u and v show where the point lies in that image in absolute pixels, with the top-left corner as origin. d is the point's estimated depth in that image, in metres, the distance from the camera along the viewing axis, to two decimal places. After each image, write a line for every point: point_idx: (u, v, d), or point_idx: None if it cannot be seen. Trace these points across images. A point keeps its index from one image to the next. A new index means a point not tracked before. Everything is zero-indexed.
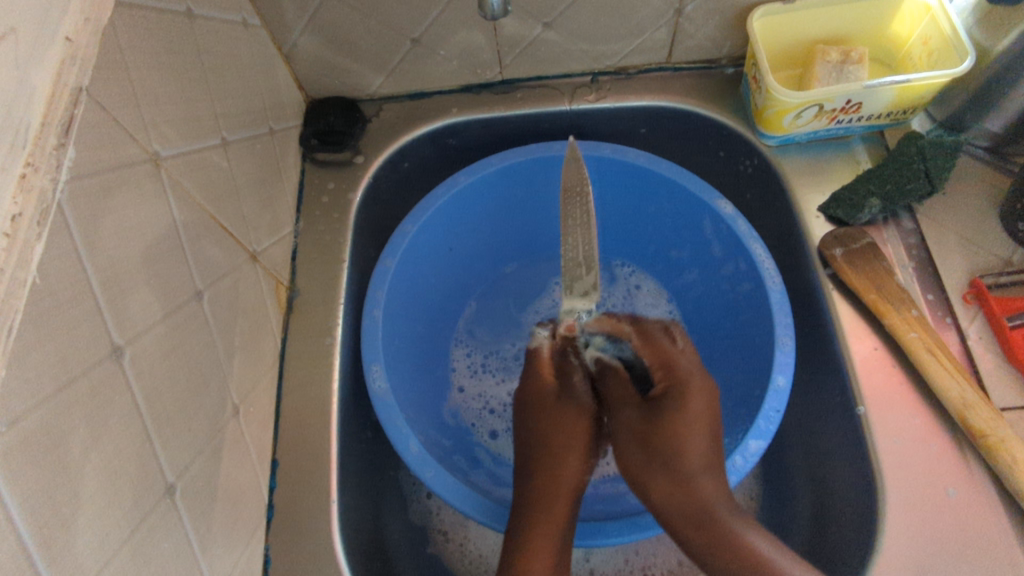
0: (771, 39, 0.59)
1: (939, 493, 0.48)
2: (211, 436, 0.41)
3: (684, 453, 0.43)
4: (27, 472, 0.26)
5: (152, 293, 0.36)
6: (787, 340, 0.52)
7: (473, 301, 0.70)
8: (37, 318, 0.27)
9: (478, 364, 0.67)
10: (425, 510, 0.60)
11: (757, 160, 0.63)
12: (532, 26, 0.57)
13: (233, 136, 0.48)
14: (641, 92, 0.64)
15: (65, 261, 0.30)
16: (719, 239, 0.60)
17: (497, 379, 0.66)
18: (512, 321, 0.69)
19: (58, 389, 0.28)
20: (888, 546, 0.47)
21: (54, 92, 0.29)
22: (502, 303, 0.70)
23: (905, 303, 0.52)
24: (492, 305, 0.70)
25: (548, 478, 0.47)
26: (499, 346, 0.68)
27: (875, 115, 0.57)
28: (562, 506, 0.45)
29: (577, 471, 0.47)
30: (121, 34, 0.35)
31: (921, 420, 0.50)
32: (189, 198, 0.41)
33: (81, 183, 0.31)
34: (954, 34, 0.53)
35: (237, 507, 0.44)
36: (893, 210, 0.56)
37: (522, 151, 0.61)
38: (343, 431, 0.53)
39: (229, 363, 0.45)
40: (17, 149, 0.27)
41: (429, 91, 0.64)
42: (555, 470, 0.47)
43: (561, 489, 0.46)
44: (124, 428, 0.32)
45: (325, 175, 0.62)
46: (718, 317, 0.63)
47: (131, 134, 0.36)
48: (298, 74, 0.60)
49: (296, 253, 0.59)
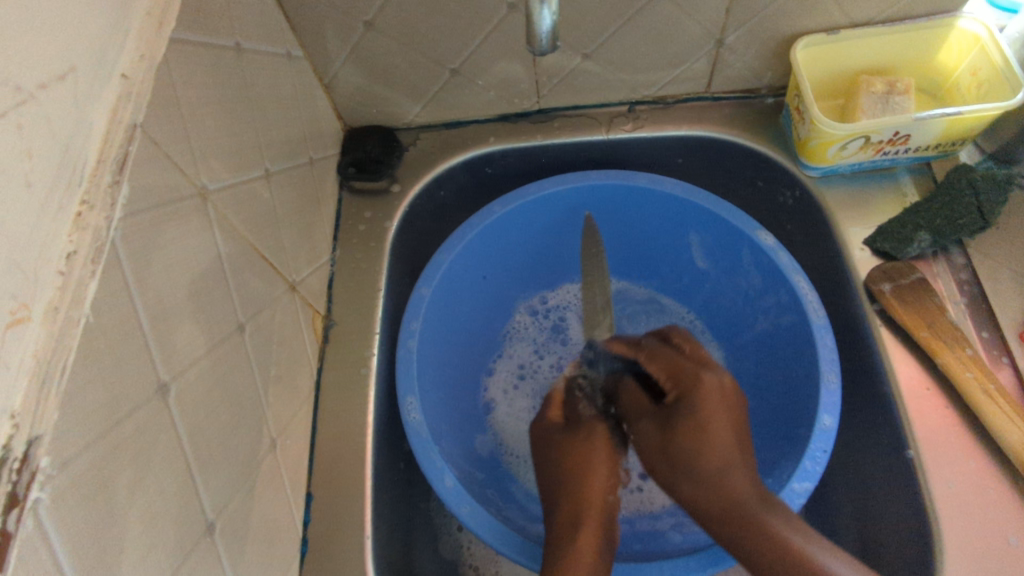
0: (813, 71, 0.58)
1: (1000, 543, 0.46)
2: (249, 470, 0.40)
3: (771, 540, 0.41)
4: (76, 514, 0.26)
5: (197, 327, 0.36)
6: (832, 377, 0.51)
7: (518, 317, 0.69)
8: (88, 356, 0.27)
9: (516, 381, 0.66)
10: (457, 544, 0.60)
11: (798, 192, 0.62)
12: (572, 57, 0.57)
13: (275, 166, 0.49)
14: (678, 121, 0.63)
15: (116, 296, 0.29)
16: (760, 272, 0.58)
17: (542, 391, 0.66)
18: (557, 330, 0.69)
19: (106, 429, 0.28)
20: (949, 537, 0.47)
21: (110, 130, 0.30)
22: (532, 328, 0.69)
23: (959, 341, 0.50)
24: (523, 334, 0.69)
25: (574, 507, 0.48)
26: (548, 358, 0.67)
27: (923, 146, 0.55)
28: (588, 541, 0.45)
29: (602, 489, 0.49)
30: (174, 71, 0.36)
31: (977, 465, 0.48)
32: (234, 230, 0.41)
33: (134, 218, 0.31)
34: (1006, 65, 0.52)
35: (273, 543, 0.43)
36: (942, 244, 0.54)
37: (559, 180, 0.61)
38: (378, 465, 0.53)
39: (267, 396, 0.44)
40: (73, 188, 0.27)
41: (466, 121, 0.64)
42: (583, 489, 0.49)
43: (590, 515, 0.47)
44: (168, 467, 0.32)
45: (363, 204, 0.63)
46: (759, 350, 0.61)
47: (182, 169, 0.36)
48: (337, 103, 0.60)
49: (334, 281, 0.59)
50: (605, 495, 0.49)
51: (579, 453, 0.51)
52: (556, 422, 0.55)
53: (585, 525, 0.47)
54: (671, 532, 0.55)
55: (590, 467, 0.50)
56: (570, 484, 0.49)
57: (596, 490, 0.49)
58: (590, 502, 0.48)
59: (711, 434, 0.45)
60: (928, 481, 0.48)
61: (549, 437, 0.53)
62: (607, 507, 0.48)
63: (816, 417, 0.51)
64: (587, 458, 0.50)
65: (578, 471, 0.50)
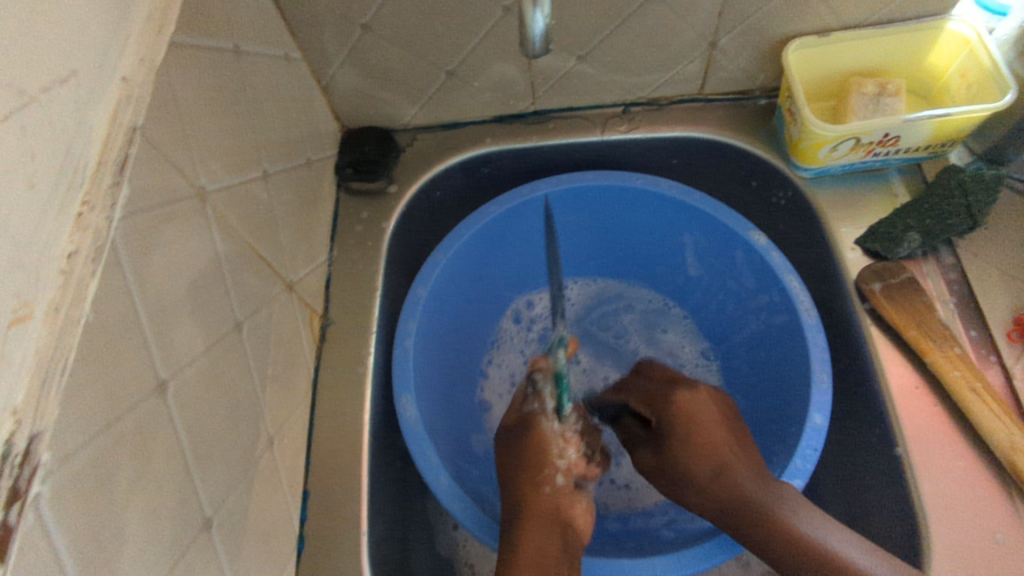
0: (805, 72, 0.58)
1: (987, 539, 0.47)
2: (246, 467, 0.41)
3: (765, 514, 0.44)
4: (77, 508, 0.27)
5: (195, 326, 0.37)
6: (824, 376, 0.52)
7: (504, 324, 0.69)
8: (87, 354, 0.28)
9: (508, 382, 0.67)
10: (452, 541, 0.60)
11: (791, 192, 0.62)
12: (567, 59, 0.58)
13: (273, 167, 0.49)
14: (672, 123, 0.64)
15: (116, 295, 0.30)
16: (753, 272, 0.59)
17: None
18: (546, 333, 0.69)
19: (106, 426, 0.29)
20: (937, 534, 0.47)
21: (111, 132, 0.30)
22: (523, 329, 0.69)
23: (947, 341, 0.51)
24: (515, 335, 0.69)
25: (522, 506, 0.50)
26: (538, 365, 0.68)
27: (913, 148, 0.56)
28: (533, 542, 0.47)
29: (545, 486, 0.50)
30: (174, 74, 0.36)
31: (965, 463, 0.49)
32: (231, 231, 0.42)
33: (133, 220, 0.32)
34: (994, 67, 0.52)
35: (269, 539, 0.44)
36: (932, 245, 0.55)
37: (554, 181, 0.61)
38: (374, 463, 0.53)
39: (264, 395, 0.45)
40: (74, 189, 0.28)
41: (462, 122, 0.65)
42: (532, 491, 0.50)
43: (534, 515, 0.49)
44: (167, 463, 0.33)
45: (360, 205, 0.63)
46: (752, 349, 0.62)
47: (181, 170, 0.36)
48: (335, 105, 0.61)
49: (331, 281, 0.60)
50: (549, 490, 0.50)
51: (529, 454, 0.52)
52: (511, 423, 0.55)
53: (530, 524, 0.48)
54: (664, 529, 0.56)
55: (537, 466, 0.51)
56: (521, 486, 0.51)
57: (537, 490, 0.50)
58: (538, 504, 0.49)
59: (699, 435, 0.49)
60: (917, 479, 0.49)
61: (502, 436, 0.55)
62: (552, 504, 0.50)
63: (806, 416, 0.51)
64: (531, 456, 0.52)
65: (526, 470, 0.51)
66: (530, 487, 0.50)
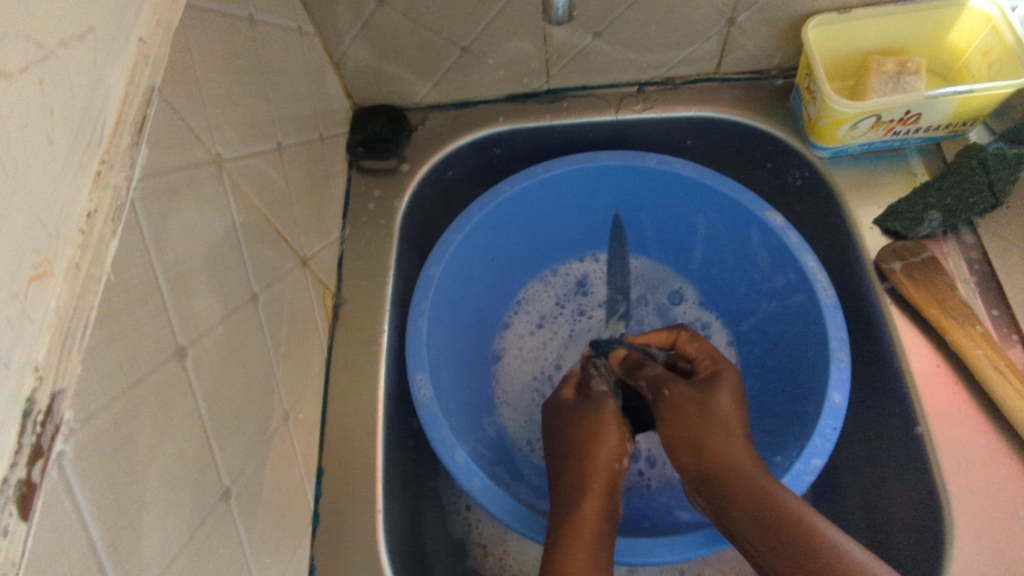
0: (824, 50, 0.58)
1: (1011, 517, 0.46)
2: (262, 440, 0.40)
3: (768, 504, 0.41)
4: (98, 470, 0.26)
5: (212, 294, 0.36)
6: (842, 355, 0.51)
7: (531, 288, 0.69)
8: (107, 315, 0.27)
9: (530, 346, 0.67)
10: (465, 522, 0.60)
11: (807, 172, 0.62)
12: (582, 35, 0.57)
13: (287, 140, 0.49)
14: (687, 102, 0.63)
15: (136, 258, 0.30)
16: (770, 252, 0.58)
17: (550, 359, 0.67)
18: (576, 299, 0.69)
19: (126, 389, 0.28)
20: (960, 513, 0.47)
21: (128, 92, 0.29)
22: (549, 294, 0.70)
23: (969, 319, 0.50)
24: (539, 299, 0.69)
25: (578, 480, 0.48)
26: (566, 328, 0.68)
27: (934, 126, 0.55)
28: (593, 510, 0.46)
29: (607, 460, 0.49)
30: (191, 38, 0.35)
31: (988, 441, 0.48)
32: (247, 201, 0.41)
33: (152, 182, 0.31)
34: (1017, 44, 0.51)
35: (285, 514, 0.43)
36: (953, 224, 0.54)
37: (569, 161, 0.60)
38: (388, 441, 0.53)
39: (279, 368, 0.44)
40: (93, 148, 0.27)
41: (476, 100, 0.64)
42: (587, 468, 0.49)
43: (593, 488, 0.47)
44: (186, 431, 0.32)
45: (371, 183, 0.62)
46: (766, 330, 0.62)
47: (198, 136, 0.36)
48: (346, 81, 0.60)
49: (344, 259, 0.59)
50: (612, 464, 0.49)
51: (586, 427, 0.50)
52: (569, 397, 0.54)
53: (591, 494, 0.47)
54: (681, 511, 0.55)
55: (596, 438, 0.50)
56: (575, 456, 0.50)
57: (598, 461, 0.49)
58: (596, 472, 0.48)
59: (711, 422, 0.46)
60: (938, 457, 0.49)
61: (558, 409, 0.53)
62: (609, 480, 0.48)
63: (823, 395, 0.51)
64: (596, 426, 0.50)
65: (589, 441, 0.50)
66: (588, 458, 0.49)
